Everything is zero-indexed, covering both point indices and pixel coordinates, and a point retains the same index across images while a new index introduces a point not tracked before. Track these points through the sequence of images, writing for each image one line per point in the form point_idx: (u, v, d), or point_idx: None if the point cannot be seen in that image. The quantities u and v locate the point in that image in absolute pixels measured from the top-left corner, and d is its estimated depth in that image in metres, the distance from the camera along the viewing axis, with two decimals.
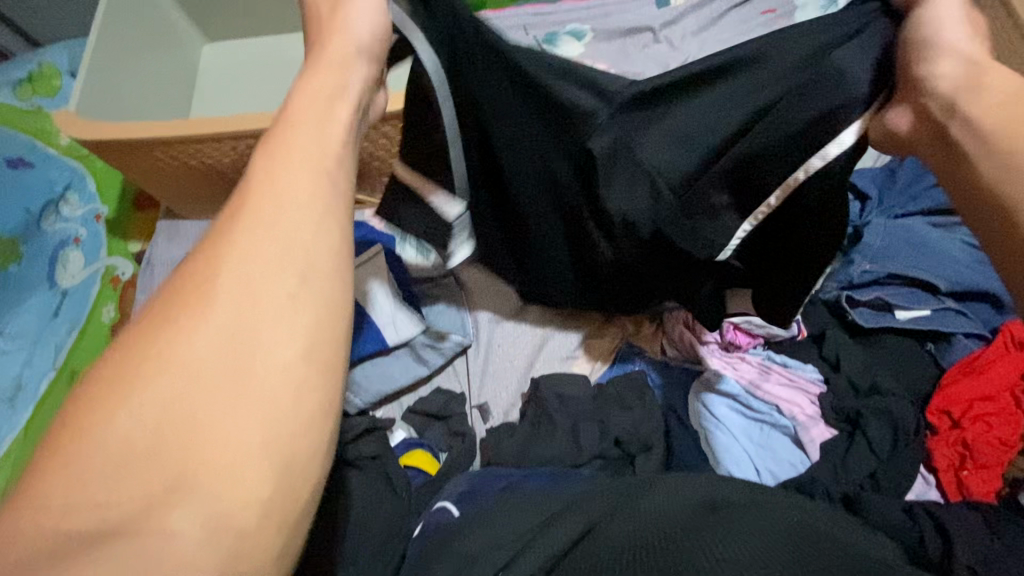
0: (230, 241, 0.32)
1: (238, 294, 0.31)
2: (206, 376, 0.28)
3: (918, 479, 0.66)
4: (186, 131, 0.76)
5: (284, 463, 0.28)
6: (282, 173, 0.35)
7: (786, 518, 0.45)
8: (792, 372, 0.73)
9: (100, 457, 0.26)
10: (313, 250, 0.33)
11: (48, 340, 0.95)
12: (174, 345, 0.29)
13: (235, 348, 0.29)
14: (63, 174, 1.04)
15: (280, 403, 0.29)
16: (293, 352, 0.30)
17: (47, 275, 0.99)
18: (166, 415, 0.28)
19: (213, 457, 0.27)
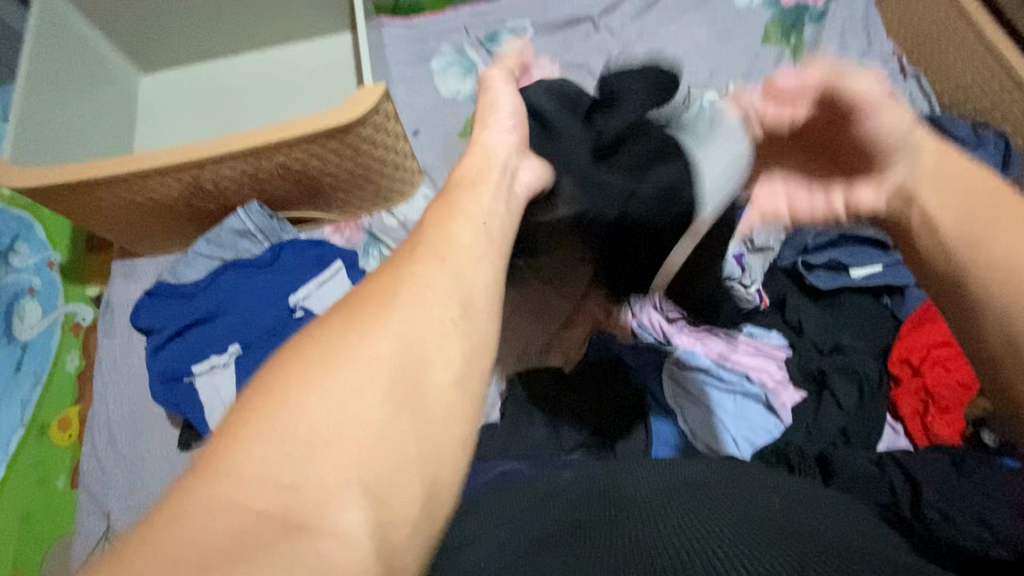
0: (408, 272, 0.34)
1: (414, 313, 0.32)
2: (372, 401, 0.28)
3: (887, 430, 0.69)
4: (128, 169, 0.74)
5: (425, 504, 0.28)
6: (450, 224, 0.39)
7: (756, 492, 0.47)
8: (758, 341, 0.75)
9: (263, 461, 0.25)
10: (474, 285, 0.35)
11: (13, 396, 0.93)
12: (356, 348, 0.30)
13: (408, 374, 0.30)
14: (11, 225, 1.02)
15: (437, 419, 0.30)
16: (449, 376, 0.31)
17: (4, 329, 0.97)
18: (347, 413, 0.28)
19: (372, 479, 0.27)
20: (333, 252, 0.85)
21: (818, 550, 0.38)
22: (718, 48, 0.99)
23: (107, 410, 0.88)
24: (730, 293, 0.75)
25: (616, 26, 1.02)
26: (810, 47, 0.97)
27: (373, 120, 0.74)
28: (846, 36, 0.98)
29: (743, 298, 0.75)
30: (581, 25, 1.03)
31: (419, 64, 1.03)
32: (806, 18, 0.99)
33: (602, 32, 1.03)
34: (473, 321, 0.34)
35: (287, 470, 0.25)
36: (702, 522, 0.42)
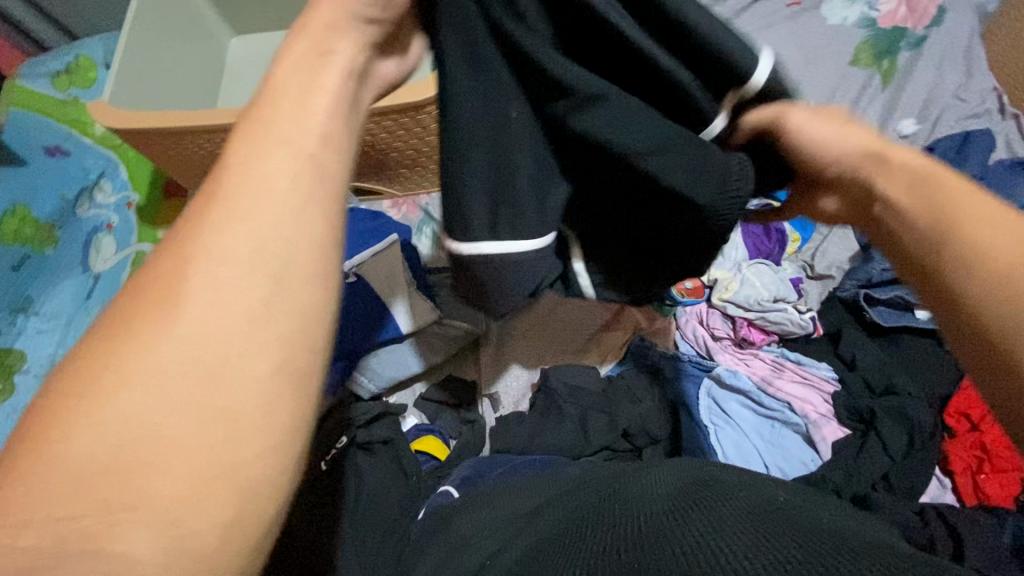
0: (213, 232, 0.27)
1: (210, 301, 0.27)
2: (173, 392, 0.25)
3: (932, 482, 0.65)
4: (212, 123, 0.78)
5: (260, 478, 0.26)
6: (258, 157, 0.29)
7: (774, 497, 0.44)
8: (805, 369, 0.73)
9: (64, 471, 0.24)
10: (293, 243, 0.28)
11: (80, 321, 0.99)
12: (137, 356, 0.25)
13: (210, 356, 0.26)
14: (98, 163, 1.09)
15: (248, 422, 0.26)
16: (265, 366, 0.26)
17: (80, 259, 1.03)
18: (124, 438, 0.24)
19: (177, 471, 0.24)
20: (388, 226, 0.86)
21: (830, 540, 0.36)
22: (804, 65, 0.95)
23: None
24: (782, 317, 0.74)
25: None
26: (902, 74, 0.93)
27: None
28: (946, 65, 0.92)
29: (796, 324, 0.74)
30: None
31: None
32: (903, 43, 0.94)
33: None
34: (295, 276, 0.28)
35: (92, 479, 0.24)
36: (710, 512, 0.40)
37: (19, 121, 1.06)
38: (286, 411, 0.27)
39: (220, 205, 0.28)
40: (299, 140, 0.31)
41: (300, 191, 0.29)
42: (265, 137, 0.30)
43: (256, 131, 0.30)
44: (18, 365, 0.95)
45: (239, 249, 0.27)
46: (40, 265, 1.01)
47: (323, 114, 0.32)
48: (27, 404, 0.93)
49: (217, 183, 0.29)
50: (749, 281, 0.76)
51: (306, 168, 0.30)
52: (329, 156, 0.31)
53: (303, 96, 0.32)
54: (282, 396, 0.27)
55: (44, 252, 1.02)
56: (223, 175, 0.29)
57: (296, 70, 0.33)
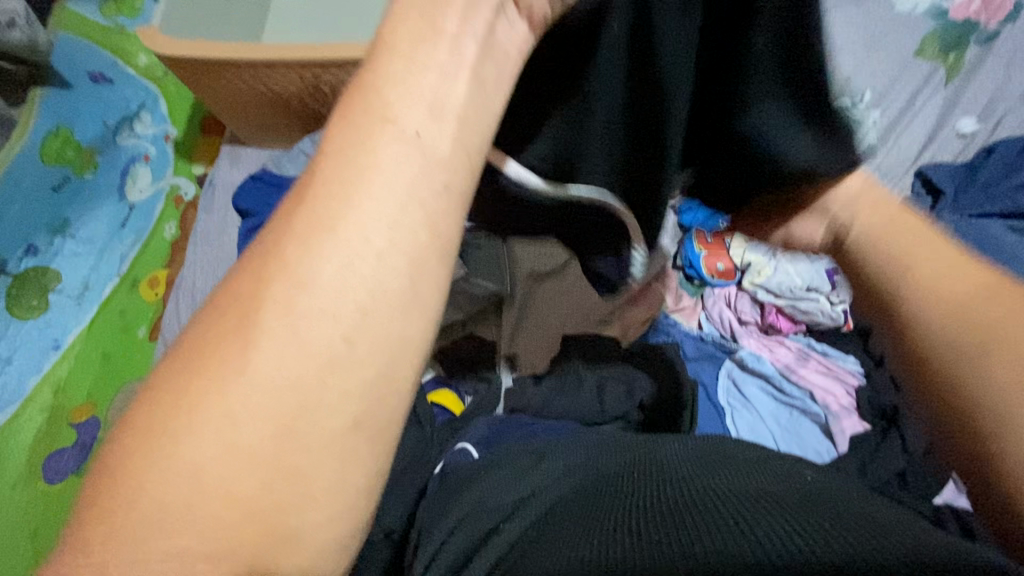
0: (307, 257, 0.24)
1: (292, 340, 0.23)
2: (248, 441, 0.23)
3: (948, 486, 0.64)
4: (261, 57, 0.78)
5: (328, 540, 0.24)
6: (360, 155, 0.25)
7: (813, 481, 0.42)
8: (831, 361, 0.72)
9: (141, 516, 0.22)
10: (382, 272, 0.24)
11: (115, 248, 1.02)
12: (217, 394, 0.23)
13: (291, 408, 0.23)
14: (139, 94, 1.09)
15: (322, 478, 0.23)
16: (343, 417, 0.23)
17: (117, 187, 1.05)
18: (195, 489, 0.22)
19: (246, 531, 0.22)
20: None
21: (858, 521, 0.35)
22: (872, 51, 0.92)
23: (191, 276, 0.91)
24: (812, 306, 0.73)
25: None
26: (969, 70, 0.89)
27: None
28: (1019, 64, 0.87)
29: (827, 315, 0.73)
30: None
31: None
32: None
33: None
34: (386, 312, 0.24)
35: (166, 527, 0.22)
36: (730, 486, 0.40)
37: (66, 44, 1.07)
38: (361, 460, 0.24)
39: (303, 228, 0.24)
40: (400, 116, 0.25)
41: (399, 210, 0.24)
42: (363, 129, 0.25)
43: (358, 120, 0.25)
44: (52, 285, 0.98)
45: (327, 284, 0.24)
46: (77, 188, 1.03)
47: (435, 66, 0.26)
48: (60, 322, 0.96)
49: (311, 199, 0.24)
50: (786, 269, 0.73)
51: (410, 182, 0.25)
52: (433, 161, 0.25)
53: (416, 83, 0.26)
54: (362, 454, 0.24)
55: (83, 176, 1.04)
56: (321, 185, 0.25)
57: (403, 27, 0.26)
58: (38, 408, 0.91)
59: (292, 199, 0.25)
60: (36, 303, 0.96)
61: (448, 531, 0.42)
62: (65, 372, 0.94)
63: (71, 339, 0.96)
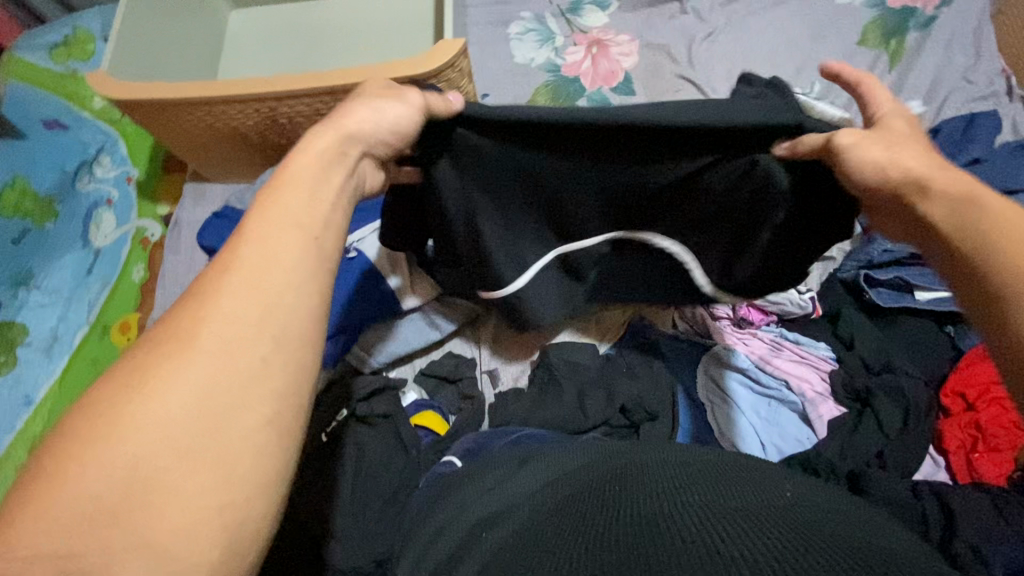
0: (212, 304, 0.32)
1: (220, 359, 0.31)
2: (182, 435, 0.29)
3: (927, 461, 0.65)
4: (213, 94, 0.77)
5: (245, 518, 0.29)
6: (274, 240, 0.35)
7: (785, 491, 0.42)
8: (804, 349, 0.73)
9: (64, 510, 0.27)
10: (291, 320, 0.33)
11: (82, 295, 1.00)
12: (154, 400, 0.29)
13: (208, 412, 0.30)
14: (97, 138, 1.08)
15: (241, 462, 0.30)
16: (258, 419, 0.31)
17: (80, 234, 1.03)
18: (133, 476, 0.28)
19: (178, 510, 0.28)
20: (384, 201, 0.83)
21: (836, 542, 0.35)
22: (812, 45, 0.95)
23: (163, 319, 0.90)
24: (782, 296, 0.74)
25: (704, 9, 1.00)
26: (910, 55, 0.92)
27: (449, 74, 0.75)
28: (954, 47, 0.91)
29: (796, 304, 0.74)
30: (667, 5, 1.01)
31: (496, 27, 1.02)
32: (911, 24, 0.93)
33: (688, 14, 1.01)
34: (288, 342, 0.33)
35: (97, 519, 0.27)
36: (721, 500, 0.40)
37: (17, 94, 1.05)
38: (273, 453, 0.31)
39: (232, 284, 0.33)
40: (308, 221, 0.37)
41: (298, 280, 0.34)
42: (277, 227, 0.36)
43: (261, 212, 0.36)
44: (20, 338, 0.95)
45: (248, 323, 0.32)
46: (38, 239, 1.01)
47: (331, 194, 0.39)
48: (29, 376, 0.94)
49: (219, 264, 0.34)
50: None
51: (293, 255, 0.35)
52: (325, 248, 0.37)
53: (301, 198, 0.38)
54: (269, 447, 0.31)
55: (44, 226, 1.02)
56: (231, 254, 0.34)
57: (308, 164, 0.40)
58: (14, 466, 0.89)
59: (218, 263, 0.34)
60: (4, 359, 0.94)
61: (433, 535, 0.44)
62: (39, 428, 0.91)
63: (44, 393, 0.93)
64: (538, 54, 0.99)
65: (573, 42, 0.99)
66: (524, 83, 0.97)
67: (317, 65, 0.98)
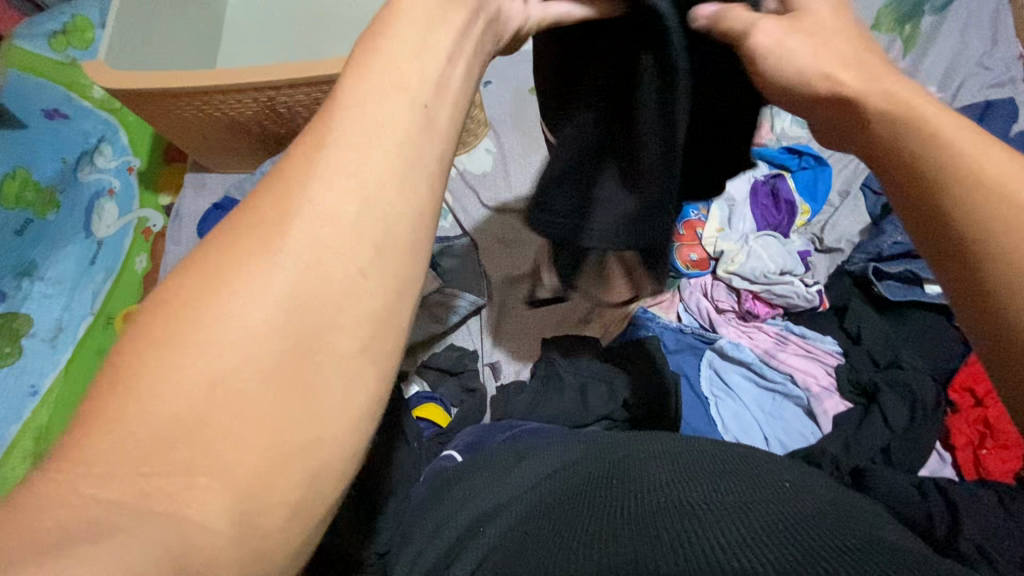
0: (304, 190, 0.24)
1: (310, 258, 0.24)
2: (265, 351, 0.23)
3: (933, 456, 0.65)
4: (209, 83, 0.76)
5: (331, 457, 0.23)
6: (376, 98, 0.25)
7: (783, 482, 0.41)
8: (810, 342, 0.72)
9: (137, 428, 0.21)
10: (399, 213, 0.25)
11: (86, 286, 1.00)
12: (235, 303, 0.23)
13: (299, 331, 0.23)
14: (97, 127, 1.08)
15: (328, 395, 0.23)
16: (356, 340, 0.24)
17: (82, 224, 1.03)
18: (205, 399, 0.22)
19: (261, 440, 0.22)
20: None
21: (838, 533, 0.34)
22: None
23: None
24: (788, 289, 0.73)
25: None
26: (926, 39, 0.89)
27: None
28: (971, 31, 0.88)
29: (802, 297, 0.73)
30: None
31: None
32: (927, 6, 0.90)
33: None
34: (395, 248, 0.25)
35: (167, 445, 0.21)
36: (721, 493, 0.39)
37: (14, 81, 1.02)
38: (366, 383, 0.24)
39: (329, 153, 0.24)
40: (416, 82, 0.27)
41: (406, 166, 0.25)
42: (383, 90, 0.26)
43: (354, 68, 0.26)
44: (24, 329, 0.96)
45: (347, 211, 0.24)
46: (42, 230, 1.00)
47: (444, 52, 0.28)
48: (35, 366, 0.95)
49: (311, 132, 0.25)
50: (756, 254, 0.75)
51: (404, 132, 0.26)
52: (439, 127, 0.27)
53: (410, 45, 0.27)
54: (364, 375, 0.24)
55: (46, 217, 1.00)
56: (324, 124, 0.25)
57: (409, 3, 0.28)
58: (20, 456, 0.89)
59: (311, 131, 0.25)
60: (8, 350, 0.94)
61: (431, 532, 0.44)
62: (45, 418, 0.92)
63: (50, 382, 0.94)
64: None
65: None
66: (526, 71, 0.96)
67: (316, 53, 0.97)
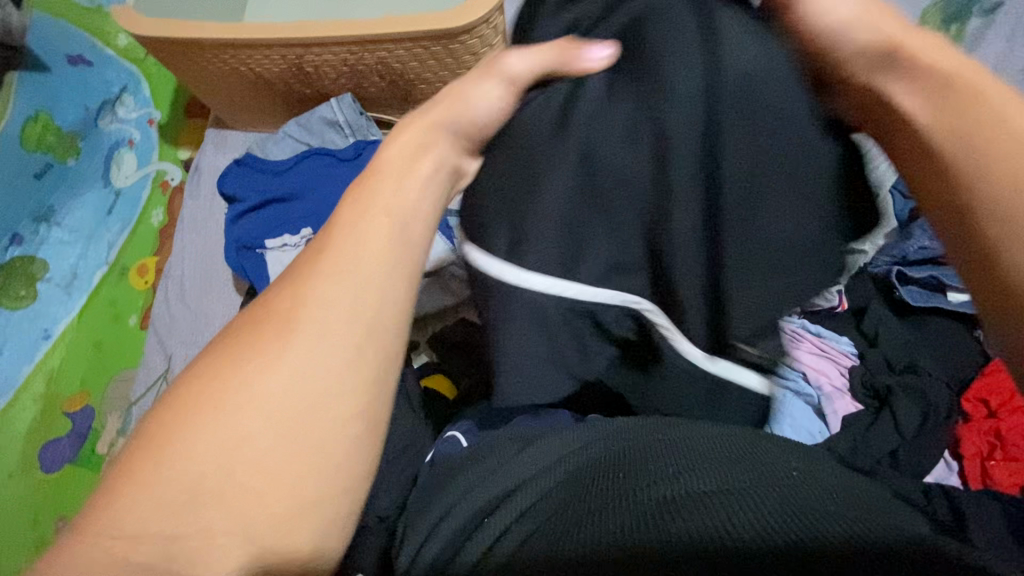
0: (302, 300, 0.32)
1: (308, 359, 0.31)
2: (267, 426, 0.30)
3: (940, 464, 0.65)
4: (237, 36, 0.75)
5: (326, 504, 0.30)
6: (367, 229, 0.34)
7: (788, 466, 0.41)
8: (825, 342, 0.70)
9: (165, 487, 0.28)
10: (382, 311, 0.33)
11: (102, 235, 1.00)
12: (249, 384, 0.30)
13: (303, 408, 0.30)
14: (120, 76, 1.06)
15: (331, 452, 0.31)
16: (355, 408, 0.31)
17: (102, 173, 1.03)
18: (220, 468, 0.29)
19: (271, 499, 0.29)
20: None
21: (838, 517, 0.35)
22: None
23: (182, 265, 0.91)
24: None
25: None
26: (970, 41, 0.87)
27: (481, 30, 0.73)
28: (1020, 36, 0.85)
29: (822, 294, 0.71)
30: None
31: None
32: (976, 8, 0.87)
33: None
34: (378, 344, 0.32)
35: (189, 499, 0.29)
36: (734, 482, 0.38)
37: (42, 24, 1.02)
38: (365, 442, 0.32)
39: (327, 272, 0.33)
40: (399, 211, 0.35)
41: (387, 280, 0.33)
42: (367, 219, 0.34)
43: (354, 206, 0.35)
44: (40, 274, 0.97)
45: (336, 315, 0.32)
46: (62, 176, 1.01)
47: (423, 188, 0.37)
48: (48, 310, 0.96)
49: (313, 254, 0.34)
50: None
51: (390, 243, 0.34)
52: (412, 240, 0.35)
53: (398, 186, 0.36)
54: (355, 436, 0.31)
55: (66, 163, 1.01)
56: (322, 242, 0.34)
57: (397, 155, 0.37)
58: (30, 399, 0.92)
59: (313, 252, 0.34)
60: (24, 293, 0.96)
61: (443, 512, 0.44)
62: (58, 361, 0.94)
63: (62, 328, 0.95)
64: None
65: None
66: None
67: (346, 13, 0.95)
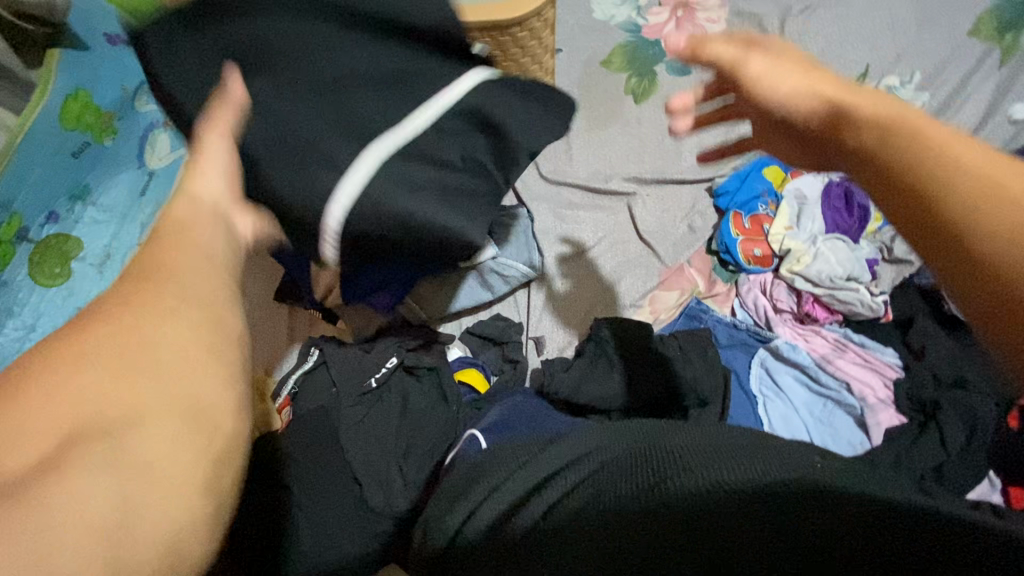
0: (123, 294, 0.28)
1: (118, 338, 0.26)
2: (84, 418, 0.24)
3: (983, 482, 0.63)
4: None
5: (186, 482, 0.24)
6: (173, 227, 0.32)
7: (815, 460, 0.40)
8: (869, 352, 0.70)
9: None
10: (200, 282, 0.30)
11: (135, 216, 1.00)
12: (58, 382, 0.24)
13: (129, 384, 0.25)
14: None
15: (171, 421, 0.25)
16: (186, 364, 0.27)
17: (136, 154, 1.03)
18: (11, 488, 0.21)
19: (99, 495, 0.22)
20: None
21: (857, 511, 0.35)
22: (916, 31, 0.89)
23: None
24: (851, 296, 0.72)
25: None
26: None
27: (532, 23, 0.72)
28: None
29: (866, 306, 0.71)
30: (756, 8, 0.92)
31: None
32: None
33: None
34: (204, 304, 0.29)
35: None
36: (742, 479, 0.38)
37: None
38: (216, 401, 0.27)
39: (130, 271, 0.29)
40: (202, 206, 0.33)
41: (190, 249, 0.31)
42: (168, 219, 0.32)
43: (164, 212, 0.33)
44: (73, 252, 0.96)
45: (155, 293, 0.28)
46: (98, 155, 1.01)
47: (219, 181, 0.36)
48: (81, 289, 0.95)
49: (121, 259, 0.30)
50: (824, 256, 0.73)
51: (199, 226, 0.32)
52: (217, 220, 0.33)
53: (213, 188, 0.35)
54: (208, 397, 0.27)
55: (102, 142, 1.01)
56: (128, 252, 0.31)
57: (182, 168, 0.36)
58: None
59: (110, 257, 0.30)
60: (59, 271, 0.95)
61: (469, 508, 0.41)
62: None
63: None
64: (619, 12, 0.95)
65: (659, 5, 0.94)
66: (601, 44, 0.93)
67: None
